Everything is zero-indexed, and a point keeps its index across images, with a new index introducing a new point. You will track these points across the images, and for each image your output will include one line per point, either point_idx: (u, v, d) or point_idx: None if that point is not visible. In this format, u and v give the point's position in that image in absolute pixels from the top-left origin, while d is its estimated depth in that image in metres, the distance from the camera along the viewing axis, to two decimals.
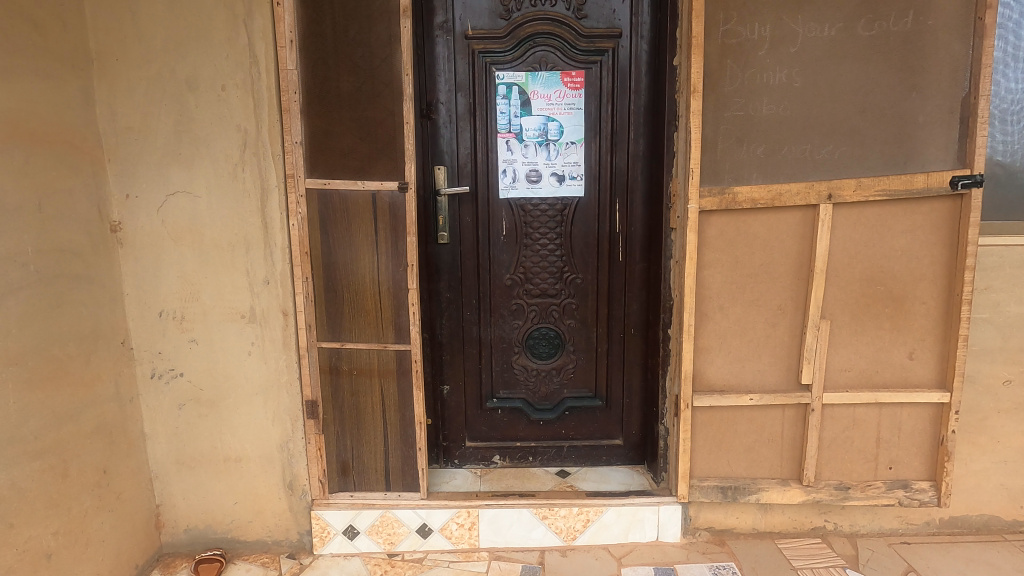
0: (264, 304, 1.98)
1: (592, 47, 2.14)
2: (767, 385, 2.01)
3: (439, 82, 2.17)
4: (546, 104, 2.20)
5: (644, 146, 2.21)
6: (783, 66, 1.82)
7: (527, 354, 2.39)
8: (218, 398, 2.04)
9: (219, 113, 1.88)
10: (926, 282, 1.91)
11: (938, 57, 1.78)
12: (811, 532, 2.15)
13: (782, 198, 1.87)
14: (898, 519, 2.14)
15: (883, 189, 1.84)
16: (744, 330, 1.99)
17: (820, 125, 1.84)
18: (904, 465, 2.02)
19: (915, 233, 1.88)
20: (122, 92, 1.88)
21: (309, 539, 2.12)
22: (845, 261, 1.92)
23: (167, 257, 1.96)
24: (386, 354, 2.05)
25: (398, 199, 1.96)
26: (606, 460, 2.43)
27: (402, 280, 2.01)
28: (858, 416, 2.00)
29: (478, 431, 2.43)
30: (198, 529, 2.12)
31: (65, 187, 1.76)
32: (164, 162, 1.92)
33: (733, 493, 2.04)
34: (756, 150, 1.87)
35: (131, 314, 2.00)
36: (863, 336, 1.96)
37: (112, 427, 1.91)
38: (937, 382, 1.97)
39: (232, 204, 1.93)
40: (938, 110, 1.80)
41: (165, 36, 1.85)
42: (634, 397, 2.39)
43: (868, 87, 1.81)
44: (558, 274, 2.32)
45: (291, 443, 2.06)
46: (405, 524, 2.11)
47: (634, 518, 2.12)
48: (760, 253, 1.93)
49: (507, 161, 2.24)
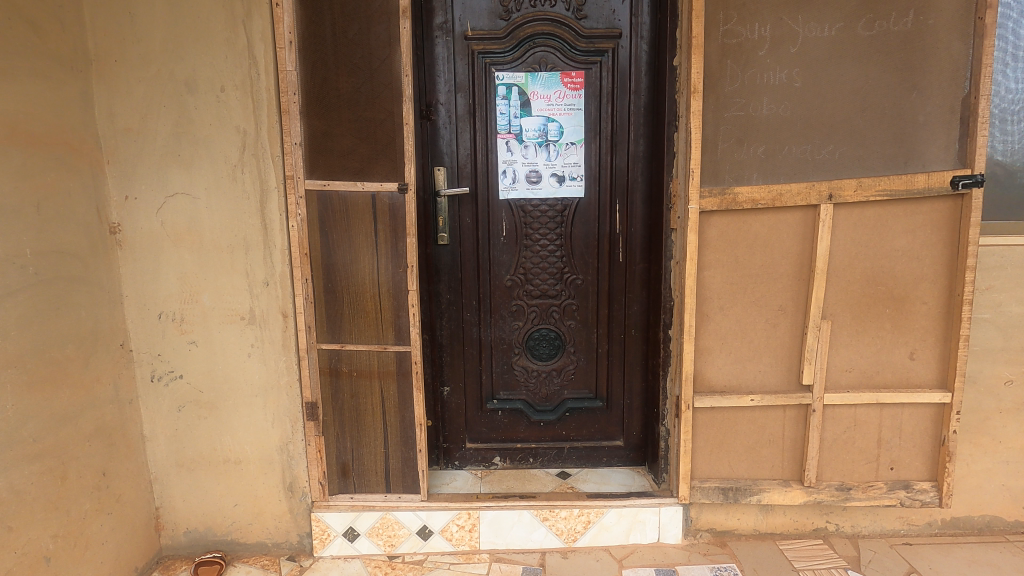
0: (264, 305, 1.98)
1: (592, 47, 2.14)
2: (768, 386, 2.01)
3: (439, 82, 2.17)
4: (546, 104, 2.20)
5: (644, 146, 2.20)
6: (783, 66, 1.82)
7: (527, 355, 2.38)
8: (218, 400, 2.04)
9: (219, 115, 1.88)
10: (927, 283, 1.91)
11: (939, 56, 1.78)
12: (813, 533, 2.15)
13: (783, 199, 1.86)
14: (899, 520, 2.14)
15: (884, 189, 1.83)
16: (744, 330, 1.98)
17: (820, 125, 1.84)
18: (906, 466, 2.02)
19: (916, 233, 1.88)
20: (122, 93, 1.88)
21: (309, 541, 2.11)
22: (846, 261, 1.91)
23: (167, 259, 1.96)
24: (386, 356, 2.05)
25: (398, 200, 1.96)
26: (607, 461, 2.43)
27: (402, 281, 2.01)
28: (860, 417, 1.99)
29: (479, 432, 2.42)
30: (197, 531, 2.12)
31: (64, 189, 1.76)
32: (163, 164, 1.91)
33: (734, 494, 2.04)
34: (756, 150, 1.86)
35: (130, 316, 1.99)
36: (864, 336, 1.96)
37: (111, 430, 1.91)
38: (938, 382, 1.97)
39: (231, 206, 1.92)
40: (939, 110, 1.80)
41: (164, 37, 1.85)
42: (635, 398, 2.39)
43: (868, 87, 1.81)
44: (558, 275, 2.32)
45: (291, 445, 2.06)
46: (405, 526, 2.11)
47: (635, 519, 2.11)
48: (761, 253, 1.93)
49: (507, 162, 2.24)
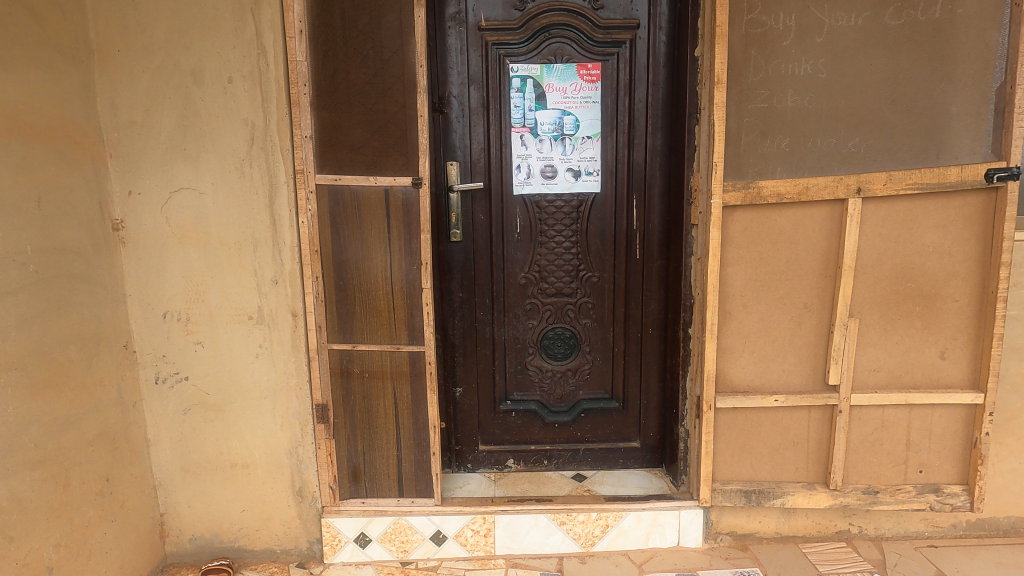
0: (272, 305, 1.91)
1: (609, 39, 2.08)
2: (792, 386, 1.96)
3: (451, 74, 2.10)
4: (562, 97, 2.14)
5: (662, 140, 2.14)
6: (808, 57, 1.77)
7: (542, 355, 2.32)
8: (225, 402, 1.97)
9: (225, 107, 1.81)
10: (958, 280, 1.85)
11: (970, 45, 1.73)
12: (836, 536, 2.09)
13: (809, 192, 1.81)
14: (923, 522, 2.08)
15: (915, 182, 1.77)
16: (768, 328, 1.93)
17: (847, 117, 1.78)
18: (934, 468, 1.97)
19: (947, 228, 1.83)
20: (125, 84, 1.81)
21: (320, 548, 2.06)
22: (875, 258, 1.86)
23: (172, 256, 1.89)
24: (399, 356, 1.98)
25: (412, 195, 1.90)
26: (623, 462, 2.37)
27: (416, 278, 1.95)
28: (887, 418, 1.94)
29: (491, 434, 2.36)
30: (203, 538, 2.05)
31: (66, 184, 1.69)
32: (169, 158, 1.84)
33: (757, 497, 1.98)
34: (780, 143, 1.81)
35: (134, 316, 1.92)
36: (892, 335, 1.90)
37: (115, 434, 1.84)
38: (969, 382, 1.91)
39: (239, 201, 1.86)
40: (971, 101, 1.74)
41: (168, 26, 1.78)
42: (652, 399, 2.33)
43: (896, 77, 1.76)
44: (574, 273, 2.26)
45: (300, 449, 2.00)
46: (418, 531, 2.04)
47: (655, 523, 2.06)
48: (787, 250, 1.88)
49: (522, 156, 2.18)
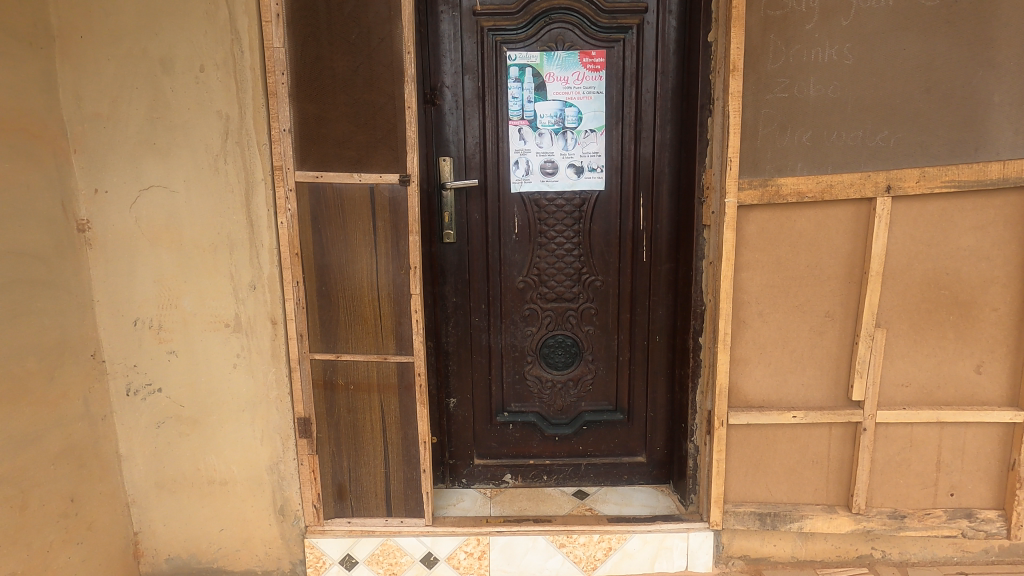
0: (250, 311, 1.78)
1: (614, 23, 1.92)
2: (812, 401, 1.80)
3: (444, 63, 1.96)
4: (563, 87, 1.98)
5: (671, 133, 1.98)
6: (833, 41, 1.61)
7: (541, 364, 2.18)
8: (200, 415, 1.84)
9: (198, 98, 1.67)
10: (997, 287, 1.70)
11: (1014, 28, 1.56)
12: (857, 562, 1.94)
13: (833, 190, 1.66)
14: (952, 547, 1.92)
15: (951, 179, 1.62)
16: (787, 339, 1.77)
17: (877, 107, 1.62)
18: (967, 491, 1.81)
19: (985, 231, 1.67)
20: (89, 72, 1.67)
21: (302, 570, 1.93)
22: (904, 263, 1.70)
23: (143, 259, 1.76)
24: (386, 367, 1.85)
25: (400, 193, 1.76)
26: (627, 478, 2.22)
27: (405, 283, 1.81)
28: (916, 436, 1.79)
29: (487, 447, 2.22)
30: (180, 558, 1.93)
31: (24, 181, 1.56)
32: (138, 153, 1.71)
33: (772, 520, 1.84)
34: (802, 137, 1.65)
35: (103, 324, 1.79)
36: (922, 346, 1.74)
37: (81, 449, 1.71)
38: (1007, 399, 1.76)
39: (214, 200, 1.72)
40: (1016, 90, 1.58)
41: (135, 9, 1.64)
42: (659, 411, 2.18)
43: (931, 63, 1.59)
44: (575, 276, 2.11)
45: (281, 465, 1.87)
46: (408, 553, 1.91)
47: (662, 546, 1.91)
48: (807, 253, 1.72)
49: (520, 151, 2.03)
